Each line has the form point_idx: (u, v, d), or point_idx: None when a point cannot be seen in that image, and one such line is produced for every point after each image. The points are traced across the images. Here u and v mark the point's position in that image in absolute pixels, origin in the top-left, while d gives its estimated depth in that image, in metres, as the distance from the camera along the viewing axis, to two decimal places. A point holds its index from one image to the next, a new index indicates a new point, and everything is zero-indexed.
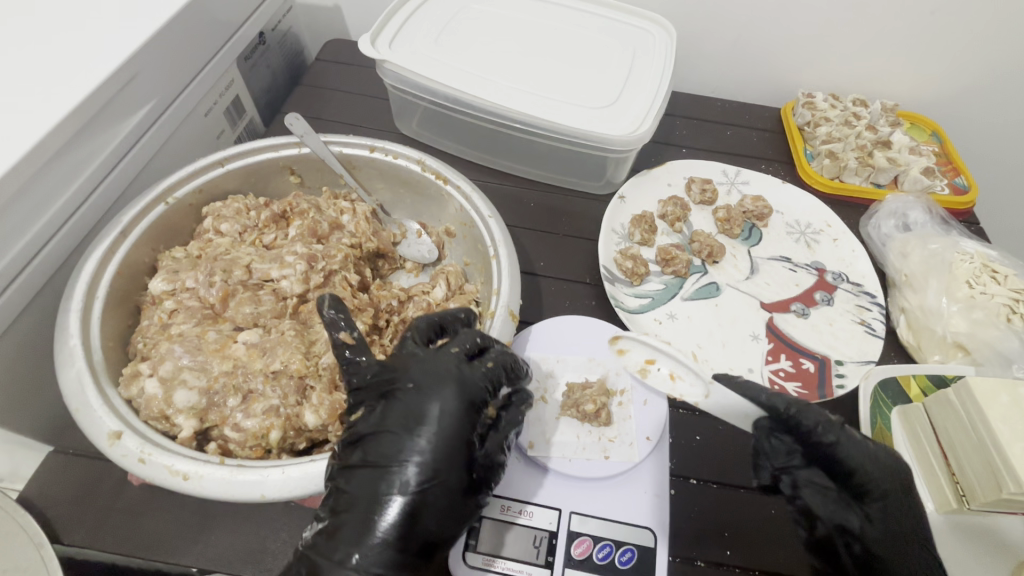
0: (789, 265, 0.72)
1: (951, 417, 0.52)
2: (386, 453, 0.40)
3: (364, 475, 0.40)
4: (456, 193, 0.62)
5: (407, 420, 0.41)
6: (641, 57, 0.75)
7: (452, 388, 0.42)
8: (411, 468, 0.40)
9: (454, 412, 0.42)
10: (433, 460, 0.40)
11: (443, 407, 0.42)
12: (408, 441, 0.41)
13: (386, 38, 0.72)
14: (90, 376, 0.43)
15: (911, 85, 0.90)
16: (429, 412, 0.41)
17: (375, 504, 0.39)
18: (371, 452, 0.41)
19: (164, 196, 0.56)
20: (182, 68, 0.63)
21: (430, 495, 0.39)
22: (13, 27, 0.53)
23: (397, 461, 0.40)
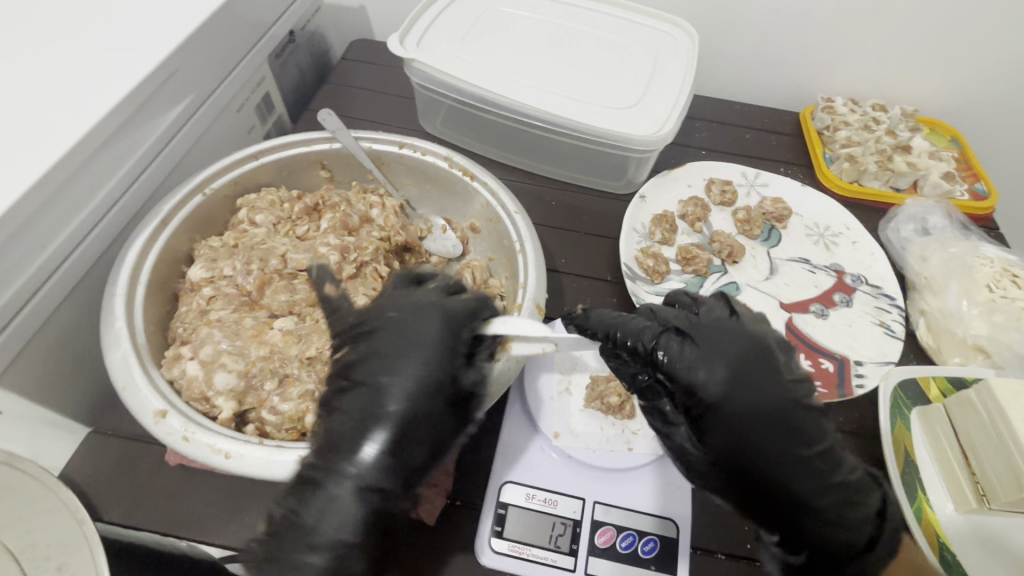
0: (808, 266, 0.73)
1: (971, 418, 0.52)
2: (388, 376, 0.42)
3: (366, 395, 0.42)
4: (483, 189, 0.63)
5: (412, 345, 0.44)
6: (664, 59, 0.76)
7: (437, 323, 0.44)
8: (394, 391, 0.42)
9: (450, 348, 0.44)
10: (417, 388, 0.42)
11: (429, 336, 0.44)
12: (398, 369, 0.43)
13: (414, 37, 0.74)
14: (135, 357, 0.44)
15: (931, 91, 0.91)
16: (410, 342, 0.44)
17: (375, 421, 0.41)
18: (368, 374, 0.43)
19: (201, 187, 0.57)
20: (218, 63, 0.65)
21: (419, 422, 0.41)
22: (62, 24, 0.55)
23: (383, 387, 0.42)
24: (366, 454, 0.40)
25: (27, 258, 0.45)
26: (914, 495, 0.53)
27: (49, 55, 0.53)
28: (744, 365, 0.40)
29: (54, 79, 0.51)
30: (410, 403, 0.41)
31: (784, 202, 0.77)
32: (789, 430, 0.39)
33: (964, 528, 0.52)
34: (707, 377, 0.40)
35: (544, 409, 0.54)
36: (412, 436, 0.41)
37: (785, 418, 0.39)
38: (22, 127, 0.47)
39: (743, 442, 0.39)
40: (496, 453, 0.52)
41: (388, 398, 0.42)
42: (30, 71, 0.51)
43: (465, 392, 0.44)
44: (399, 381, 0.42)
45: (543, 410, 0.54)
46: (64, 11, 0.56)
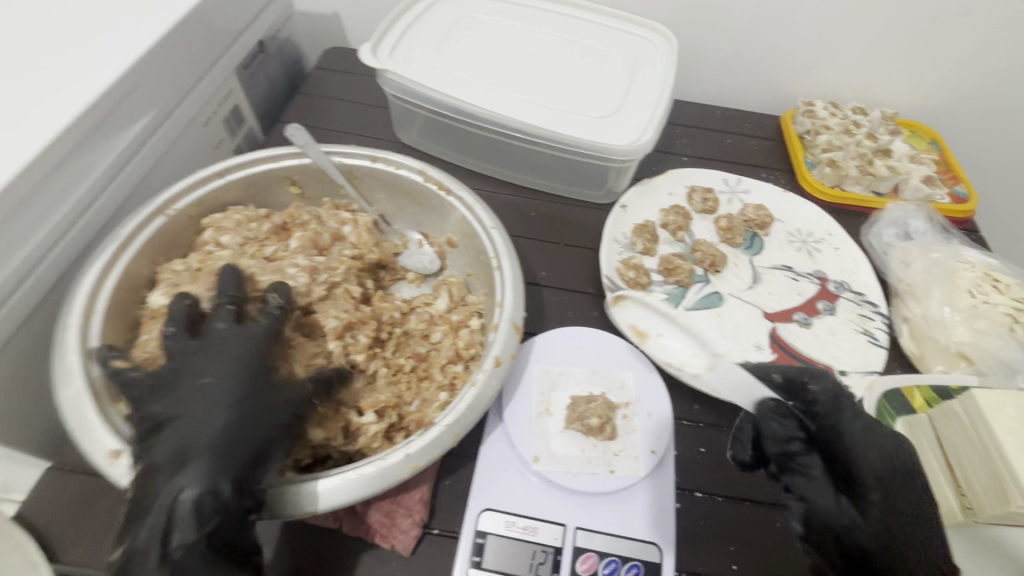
0: (791, 274, 0.72)
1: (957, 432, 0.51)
2: (186, 412, 0.40)
3: (171, 428, 0.39)
4: (459, 204, 0.62)
5: (240, 377, 0.42)
6: (642, 66, 0.75)
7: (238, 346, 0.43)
8: (212, 414, 0.40)
9: (255, 365, 0.43)
10: (239, 402, 0.41)
11: (236, 352, 0.43)
12: (195, 391, 0.41)
13: (387, 47, 0.72)
14: (88, 393, 0.42)
15: (910, 93, 0.91)
16: (225, 363, 0.42)
17: (178, 462, 0.38)
18: (169, 409, 0.40)
19: (164, 208, 0.55)
20: (183, 76, 0.62)
21: (218, 443, 0.38)
22: (11, 38, 0.53)
23: (198, 413, 0.40)
24: (184, 491, 0.36)
25: None
26: None
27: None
28: (901, 453, 0.45)
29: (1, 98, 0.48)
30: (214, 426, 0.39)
31: (767, 209, 0.76)
32: (913, 520, 0.43)
33: (950, 541, 0.51)
34: (868, 455, 0.44)
35: (524, 431, 0.52)
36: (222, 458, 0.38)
37: (904, 507, 0.43)
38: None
39: (882, 528, 0.42)
40: (474, 480, 0.50)
41: (191, 428, 0.39)
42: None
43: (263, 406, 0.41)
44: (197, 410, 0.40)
45: (522, 432, 0.52)
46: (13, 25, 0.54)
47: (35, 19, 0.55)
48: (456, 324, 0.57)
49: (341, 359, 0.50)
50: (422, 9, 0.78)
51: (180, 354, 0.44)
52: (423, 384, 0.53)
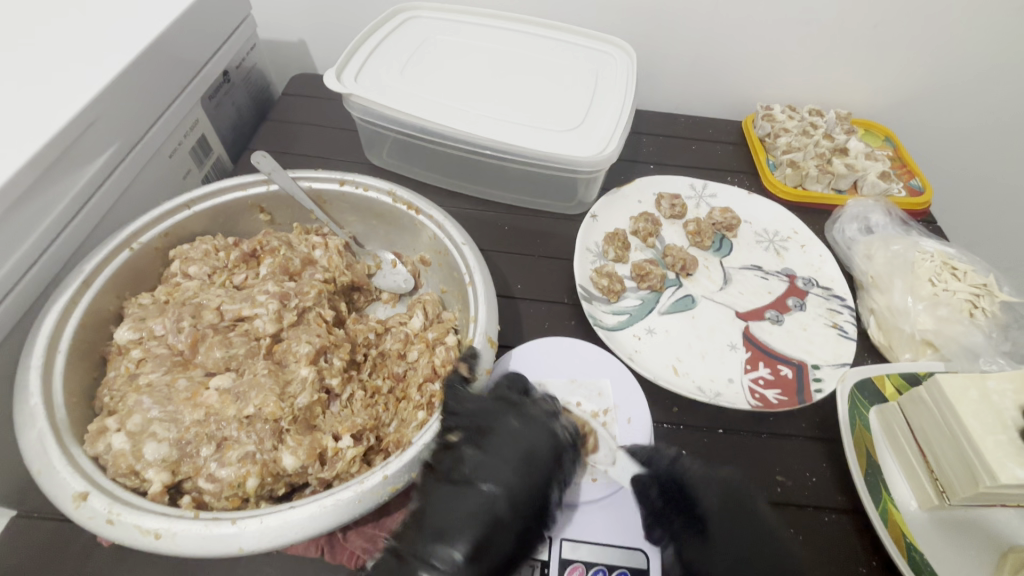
0: (761, 273, 0.74)
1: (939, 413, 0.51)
2: (494, 483, 0.42)
3: (466, 493, 0.42)
4: (429, 222, 0.62)
5: (501, 447, 0.44)
6: (604, 79, 0.77)
7: (544, 428, 0.46)
8: (494, 492, 0.42)
9: (483, 437, 0.45)
10: (518, 480, 0.43)
11: (529, 434, 0.45)
12: (507, 465, 0.43)
13: (352, 71, 0.73)
14: (52, 436, 0.41)
15: (862, 94, 0.94)
16: (538, 444, 0.44)
17: (474, 526, 0.40)
18: (481, 470, 0.43)
19: (129, 241, 0.54)
20: (145, 109, 0.62)
21: (512, 516, 0.41)
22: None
23: (485, 486, 0.42)
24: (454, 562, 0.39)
25: None
26: (879, 496, 0.53)
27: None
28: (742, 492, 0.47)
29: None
30: (502, 495, 0.42)
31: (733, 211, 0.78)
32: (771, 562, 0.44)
33: (929, 526, 0.52)
34: (710, 491, 0.47)
35: None
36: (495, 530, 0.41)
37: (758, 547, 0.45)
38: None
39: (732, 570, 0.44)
40: None
41: (483, 496, 0.42)
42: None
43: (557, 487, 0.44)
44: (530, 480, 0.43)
45: None
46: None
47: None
48: (432, 341, 0.56)
49: (317, 384, 0.48)
50: (385, 33, 0.79)
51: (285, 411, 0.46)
52: (402, 405, 0.53)
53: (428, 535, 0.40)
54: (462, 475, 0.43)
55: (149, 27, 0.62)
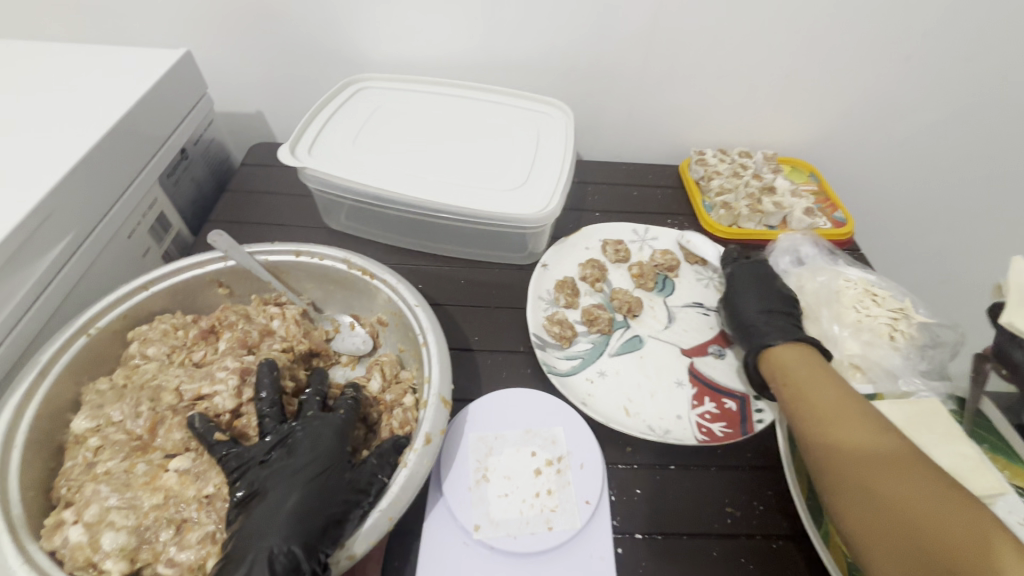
0: (702, 309, 0.79)
1: (764, 268, 0.77)
2: (280, 488, 0.45)
3: (268, 497, 0.45)
4: (383, 286, 0.65)
5: (304, 449, 0.48)
6: (545, 139, 0.83)
7: (323, 426, 0.50)
8: (298, 481, 0.46)
9: (304, 443, 0.49)
10: (314, 475, 0.46)
11: (326, 436, 0.50)
12: (289, 466, 0.47)
13: (305, 145, 0.77)
14: (8, 534, 0.42)
15: (785, 136, 1.03)
16: (298, 450, 0.48)
17: (284, 525, 0.43)
18: (261, 485, 0.46)
19: (86, 328, 0.56)
20: (101, 196, 0.64)
21: (317, 506, 0.44)
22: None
23: (278, 485, 0.46)
24: (271, 550, 0.41)
25: None
26: (821, 519, 0.56)
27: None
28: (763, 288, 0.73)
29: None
30: (279, 500, 0.44)
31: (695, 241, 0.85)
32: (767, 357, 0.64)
33: None
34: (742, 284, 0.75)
35: (463, 502, 0.54)
36: (297, 520, 0.43)
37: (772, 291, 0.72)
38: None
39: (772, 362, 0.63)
40: (420, 558, 0.51)
41: (276, 496, 0.45)
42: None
43: (353, 484, 0.47)
44: (310, 476, 0.46)
45: (462, 503, 0.54)
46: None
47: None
48: (391, 404, 0.59)
49: None
50: (337, 107, 0.84)
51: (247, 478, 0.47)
52: None
53: (242, 541, 0.42)
54: (250, 492, 0.46)
55: (102, 120, 0.65)
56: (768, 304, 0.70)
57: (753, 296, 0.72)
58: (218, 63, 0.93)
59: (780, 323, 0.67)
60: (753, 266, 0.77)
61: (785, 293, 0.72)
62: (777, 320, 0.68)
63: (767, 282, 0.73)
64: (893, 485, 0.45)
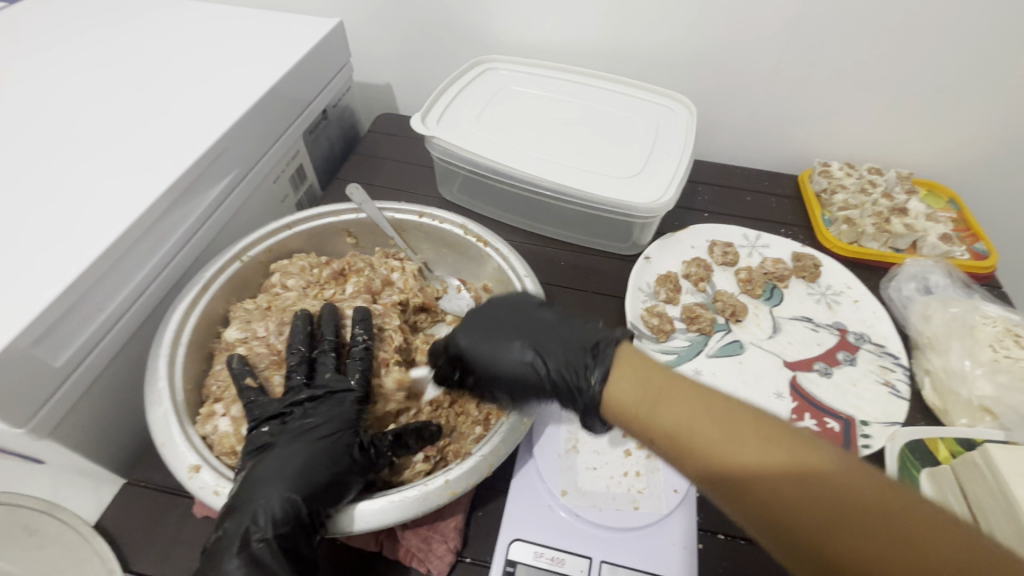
0: (811, 325, 0.75)
1: (508, 302, 0.57)
2: (291, 444, 0.47)
3: (277, 454, 0.47)
4: (495, 254, 0.68)
5: (324, 408, 0.50)
6: (663, 132, 0.82)
7: (349, 394, 0.51)
8: (303, 444, 0.47)
9: (320, 405, 0.50)
10: (324, 438, 0.48)
11: (340, 401, 0.51)
12: (308, 423, 0.49)
13: (435, 116, 0.82)
14: (173, 415, 0.49)
15: (925, 156, 0.95)
16: (314, 412, 0.50)
17: (286, 479, 0.45)
18: (275, 436, 0.48)
19: (239, 255, 0.63)
20: (260, 142, 0.72)
21: (322, 467, 0.46)
22: (120, 118, 0.63)
23: (289, 443, 0.47)
24: (271, 499, 0.43)
25: (80, 327, 0.51)
26: None
27: (107, 146, 0.60)
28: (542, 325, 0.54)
29: (109, 169, 0.58)
30: (286, 456, 0.46)
31: (811, 256, 0.81)
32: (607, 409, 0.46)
33: None
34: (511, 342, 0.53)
35: (552, 467, 0.56)
36: (295, 477, 0.45)
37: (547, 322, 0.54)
38: (86, 213, 0.53)
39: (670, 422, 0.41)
40: (506, 512, 0.53)
41: (287, 453, 0.47)
42: (89, 163, 0.58)
43: (360, 450, 0.49)
44: (321, 434, 0.48)
45: (551, 467, 0.56)
46: (123, 111, 0.64)
47: (136, 103, 0.66)
48: None
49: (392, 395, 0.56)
50: (466, 83, 0.88)
51: (288, 422, 0.49)
52: (460, 417, 0.58)
53: (243, 490, 0.44)
54: (266, 441, 0.48)
55: (270, 74, 0.73)
56: (558, 350, 0.51)
57: (518, 352, 0.52)
58: (361, 35, 1.01)
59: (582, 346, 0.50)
60: (485, 314, 0.56)
61: (557, 333, 0.53)
62: (573, 349, 0.50)
63: (527, 320, 0.54)
64: (783, 495, 0.35)
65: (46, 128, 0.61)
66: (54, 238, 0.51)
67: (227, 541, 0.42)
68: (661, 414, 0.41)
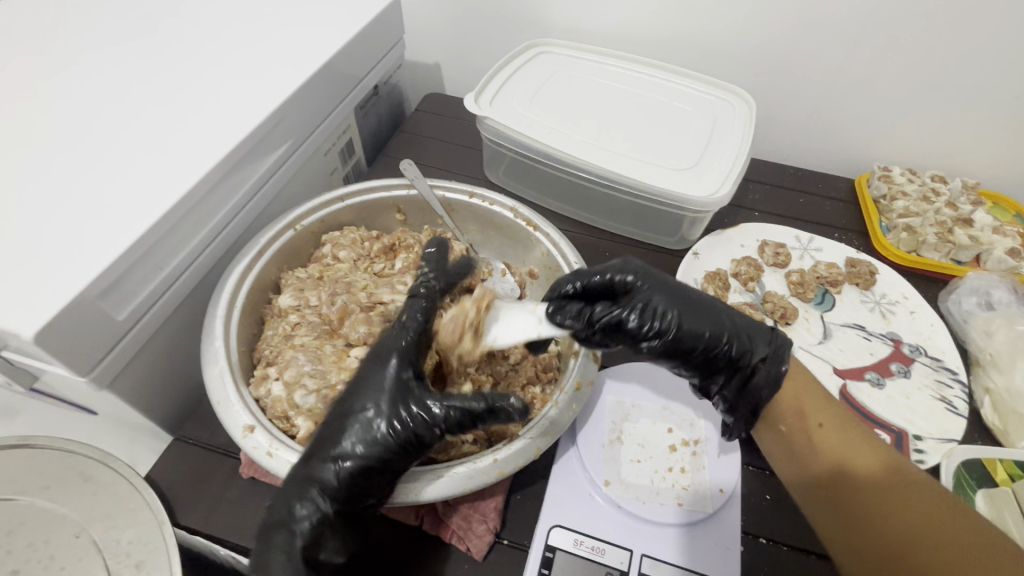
0: (864, 333, 0.73)
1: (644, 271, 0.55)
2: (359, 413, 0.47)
3: (347, 423, 0.46)
4: (545, 239, 0.67)
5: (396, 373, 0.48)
6: (721, 126, 0.80)
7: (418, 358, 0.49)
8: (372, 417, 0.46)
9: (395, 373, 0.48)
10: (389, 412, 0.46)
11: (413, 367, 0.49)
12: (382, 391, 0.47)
13: (487, 97, 0.81)
14: (229, 374, 0.50)
15: (993, 166, 0.90)
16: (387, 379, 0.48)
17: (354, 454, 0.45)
18: (351, 399, 0.48)
19: (294, 224, 0.64)
20: (315, 113, 0.72)
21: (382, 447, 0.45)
22: (181, 79, 0.64)
23: (363, 413, 0.46)
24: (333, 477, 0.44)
25: (141, 284, 0.52)
26: None
27: (171, 107, 0.61)
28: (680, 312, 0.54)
29: (173, 130, 0.58)
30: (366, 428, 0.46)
31: (867, 262, 0.78)
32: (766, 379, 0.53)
33: None
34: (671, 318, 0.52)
35: (595, 456, 0.55)
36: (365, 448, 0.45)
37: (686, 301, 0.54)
38: (151, 173, 0.54)
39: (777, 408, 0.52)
40: (546, 498, 0.53)
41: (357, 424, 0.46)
42: (154, 123, 0.59)
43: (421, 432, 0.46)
44: (402, 413, 0.46)
45: (594, 457, 0.55)
46: (185, 73, 0.65)
47: (197, 66, 0.66)
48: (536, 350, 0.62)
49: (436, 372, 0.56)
50: (519, 65, 0.87)
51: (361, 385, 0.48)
52: (505, 399, 0.59)
53: (309, 461, 0.45)
54: (344, 401, 0.48)
55: (330, 45, 0.72)
56: (701, 320, 0.52)
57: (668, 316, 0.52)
58: (415, 13, 1.01)
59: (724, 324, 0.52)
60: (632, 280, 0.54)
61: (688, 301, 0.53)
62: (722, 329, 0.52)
63: (669, 286, 0.54)
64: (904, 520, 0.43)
65: (111, 86, 0.62)
66: (120, 195, 0.52)
67: (285, 507, 0.44)
68: (817, 415, 0.51)
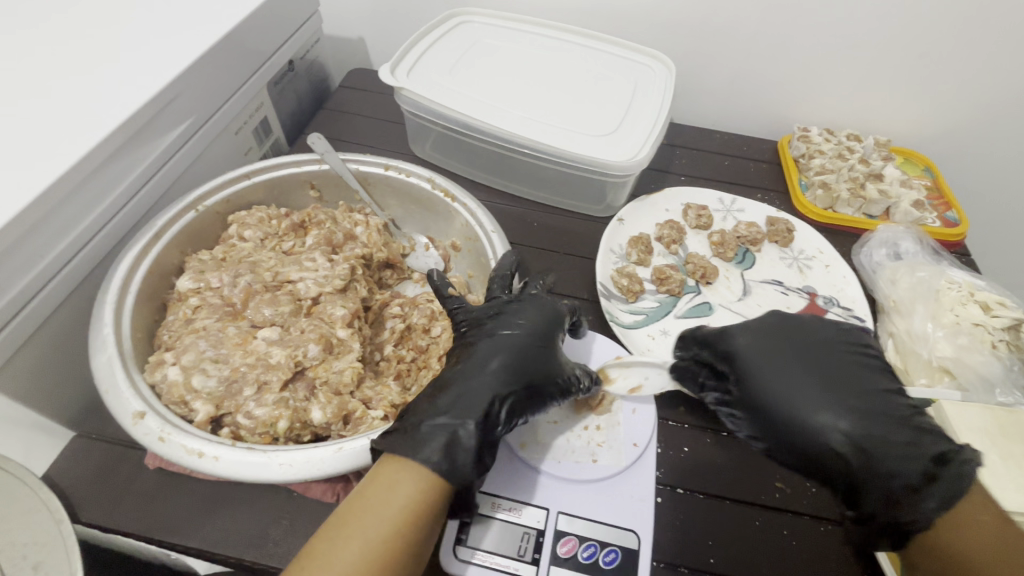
0: (781, 289, 0.75)
1: (794, 321, 0.57)
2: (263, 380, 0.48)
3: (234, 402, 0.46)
4: (462, 210, 0.66)
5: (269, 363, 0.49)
6: (641, 92, 0.80)
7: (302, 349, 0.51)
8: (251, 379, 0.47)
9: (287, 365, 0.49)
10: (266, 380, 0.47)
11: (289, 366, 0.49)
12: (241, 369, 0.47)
13: (405, 67, 0.79)
14: (119, 362, 0.48)
15: (905, 122, 0.94)
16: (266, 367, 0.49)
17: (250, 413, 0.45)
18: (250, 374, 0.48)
19: (195, 204, 0.60)
20: (218, 88, 0.68)
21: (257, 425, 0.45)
22: (56, 51, 0.59)
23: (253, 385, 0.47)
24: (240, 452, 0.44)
25: (18, 271, 0.48)
26: None
27: (47, 83, 0.56)
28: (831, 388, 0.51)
29: (51, 107, 0.54)
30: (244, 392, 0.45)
31: (785, 220, 0.80)
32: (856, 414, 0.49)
33: None
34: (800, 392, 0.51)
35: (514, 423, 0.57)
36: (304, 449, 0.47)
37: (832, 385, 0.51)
38: (16, 155, 0.50)
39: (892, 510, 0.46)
40: None
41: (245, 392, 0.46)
42: (27, 99, 0.54)
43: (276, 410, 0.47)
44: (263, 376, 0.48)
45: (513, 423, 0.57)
46: (63, 46, 0.60)
47: (73, 39, 0.61)
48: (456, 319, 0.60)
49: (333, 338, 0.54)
50: (438, 36, 0.84)
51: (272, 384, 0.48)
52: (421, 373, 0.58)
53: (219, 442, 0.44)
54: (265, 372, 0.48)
55: (229, 15, 0.68)
56: (844, 399, 0.50)
57: (813, 406, 0.50)
58: None
59: (918, 440, 0.47)
60: (753, 334, 0.56)
61: (859, 374, 0.52)
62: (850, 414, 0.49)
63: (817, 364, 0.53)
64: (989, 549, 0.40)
65: None
66: None
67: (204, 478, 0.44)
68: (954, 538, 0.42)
